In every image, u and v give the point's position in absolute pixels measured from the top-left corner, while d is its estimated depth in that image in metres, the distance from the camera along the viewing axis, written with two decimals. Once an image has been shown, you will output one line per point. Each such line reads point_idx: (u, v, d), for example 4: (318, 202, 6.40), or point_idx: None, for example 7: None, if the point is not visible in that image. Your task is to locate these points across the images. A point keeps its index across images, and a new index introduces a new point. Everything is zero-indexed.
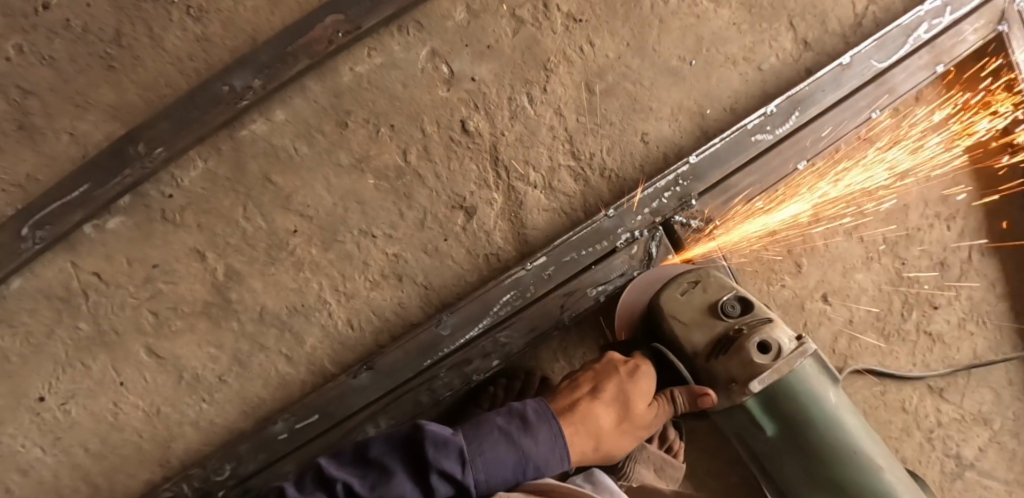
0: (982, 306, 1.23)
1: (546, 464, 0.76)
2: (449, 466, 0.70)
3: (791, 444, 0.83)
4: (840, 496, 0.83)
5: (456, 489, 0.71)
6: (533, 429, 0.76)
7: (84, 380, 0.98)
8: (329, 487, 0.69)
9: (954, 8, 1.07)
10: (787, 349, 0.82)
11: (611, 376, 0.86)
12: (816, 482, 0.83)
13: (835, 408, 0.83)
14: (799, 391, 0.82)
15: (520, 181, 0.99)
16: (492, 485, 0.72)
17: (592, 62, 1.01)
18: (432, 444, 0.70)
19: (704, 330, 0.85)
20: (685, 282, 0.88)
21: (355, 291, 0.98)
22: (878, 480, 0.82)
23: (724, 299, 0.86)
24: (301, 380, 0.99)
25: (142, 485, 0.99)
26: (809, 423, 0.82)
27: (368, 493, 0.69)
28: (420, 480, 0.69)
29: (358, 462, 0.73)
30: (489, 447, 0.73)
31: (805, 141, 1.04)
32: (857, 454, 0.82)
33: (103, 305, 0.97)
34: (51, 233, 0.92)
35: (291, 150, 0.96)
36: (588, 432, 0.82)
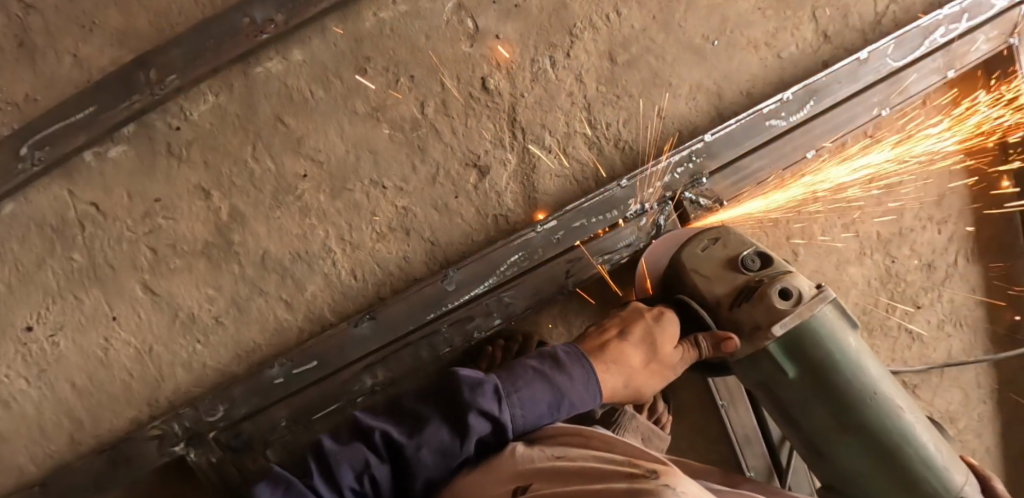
0: (962, 310, 1.28)
1: (580, 401, 0.77)
2: (486, 407, 0.71)
3: (818, 391, 0.80)
4: (869, 443, 0.81)
5: (494, 427, 0.72)
6: (565, 368, 0.77)
7: (74, 313, 0.95)
8: (368, 437, 0.71)
9: (972, 15, 1.09)
10: (807, 294, 0.81)
11: (638, 320, 0.86)
12: (844, 430, 0.81)
13: (856, 353, 0.82)
14: (822, 335, 0.80)
15: (535, 144, 0.99)
16: (531, 421, 0.74)
17: (616, 32, 1.00)
18: (466, 388, 0.71)
19: (724, 283, 0.85)
20: (703, 239, 0.89)
21: (361, 242, 0.97)
22: (903, 423, 0.81)
23: (743, 253, 0.86)
24: (299, 328, 0.98)
25: (128, 424, 0.98)
26: (833, 367, 0.80)
27: (408, 439, 0.70)
28: (457, 422, 0.71)
29: (394, 412, 0.75)
30: (524, 386, 0.74)
31: (815, 131, 1.06)
32: (882, 398, 0.81)
33: (99, 238, 0.94)
34: (50, 155, 0.88)
35: (306, 92, 0.93)
36: (618, 371, 0.83)
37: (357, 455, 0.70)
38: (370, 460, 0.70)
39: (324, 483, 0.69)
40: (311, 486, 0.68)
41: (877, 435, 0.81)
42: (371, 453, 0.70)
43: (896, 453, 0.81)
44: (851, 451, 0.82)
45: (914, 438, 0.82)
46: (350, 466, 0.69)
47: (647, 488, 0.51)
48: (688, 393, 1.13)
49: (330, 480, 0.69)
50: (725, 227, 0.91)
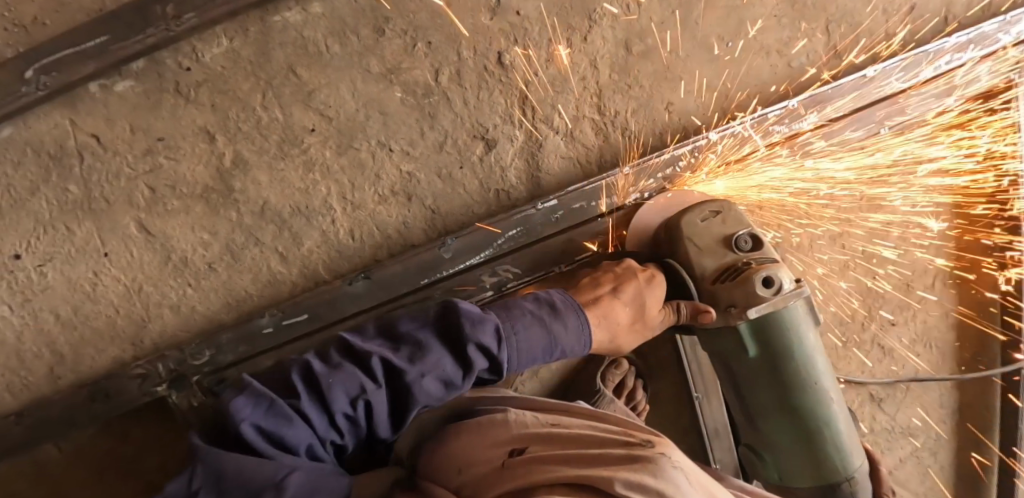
0: (934, 332, 1.34)
1: (570, 348, 0.81)
2: (485, 341, 0.74)
3: (768, 371, 0.86)
4: (796, 425, 0.88)
5: (490, 364, 0.76)
6: (562, 315, 0.81)
7: (65, 244, 0.94)
8: (363, 362, 0.71)
9: (977, 46, 1.13)
10: (785, 288, 0.84)
11: (631, 278, 0.88)
12: (780, 409, 0.88)
13: (812, 347, 0.87)
14: (787, 326, 0.85)
15: (543, 124, 1.00)
16: (522, 361, 0.78)
17: (634, 22, 1.00)
18: (468, 322, 0.74)
19: (714, 259, 0.88)
20: (705, 210, 0.91)
21: (362, 203, 0.98)
22: (830, 415, 0.89)
23: (740, 233, 0.89)
24: (292, 281, 0.99)
25: (111, 360, 0.99)
26: (789, 356, 0.85)
27: (409, 366, 0.71)
28: (458, 354, 0.74)
29: (388, 335, 0.75)
30: (523, 329, 0.77)
31: (816, 141, 1.09)
32: (821, 390, 0.88)
33: (96, 171, 0.93)
34: (57, 81, 0.86)
35: (322, 46, 0.93)
36: (604, 327, 0.86)
37: (352, 381, 0.69)
38: (368, 387, 0.70)
39: (315, 406, 0.68)
40: (300, 411, 0.67)
41: (807, 418, 0.88)
42: (368, 379, 0.70)
43: (817, 437, 0.89)
44: (777, 425, 0.90)
45: (835, 428, 0.90)
46: (343, 391, 0.69)
47: (646, 456, 0.60)
48: (665, 382, 1.16)
49: (320, 403, 0.69)
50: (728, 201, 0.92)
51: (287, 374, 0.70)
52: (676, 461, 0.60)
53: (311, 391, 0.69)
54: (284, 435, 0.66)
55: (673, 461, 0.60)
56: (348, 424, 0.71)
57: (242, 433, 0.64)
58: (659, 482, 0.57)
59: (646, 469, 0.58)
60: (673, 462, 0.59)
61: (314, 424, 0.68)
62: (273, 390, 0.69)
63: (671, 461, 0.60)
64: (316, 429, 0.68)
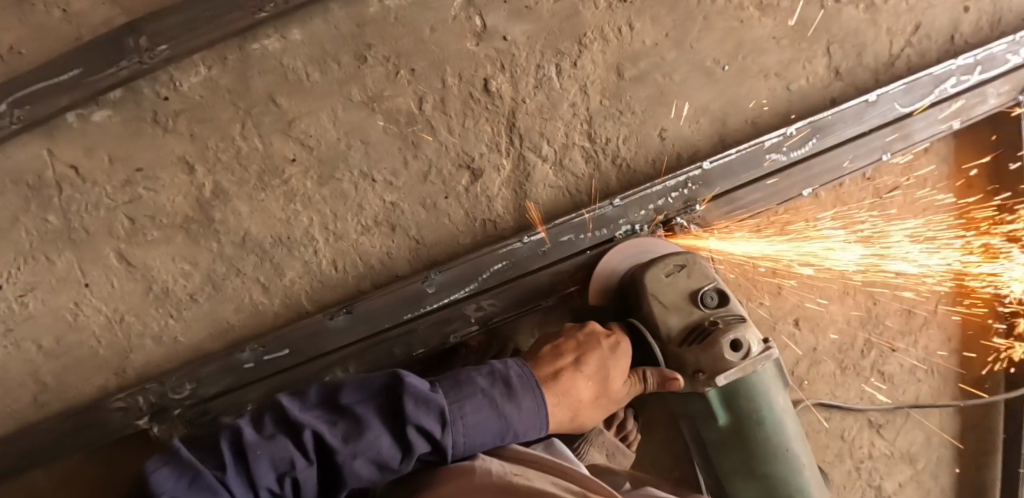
0: (936, 357, 1.31)
1: (523, 429, 0.78)
2: (427, 425, 0.72)
3: (737, 437, 0.88)
4: (767, 492, 0.90)
5: (433, 448, 0.73)
6: (516, 396, 0.77)
7: (46, 274, 0.93)
8: (297, 436, 0.70)
9: (985, 67, 1.08)
10: (755, 351, 0.86)
11: (593, 347, 0.86)
12: (751, 475, 0.89)
13: (780, 412, 0.89)
14: (757, 392, 0.87)
15: (531, 152, 0.97)
16: (470, 448, 0.74)
17: (627, 45, 0.97)
18: (411, 400, 0.72)
19: (680, 316, 0.88)
20: (671, 264, 0.89)
21: (345, 233, 0.95)
22: (801, 479, 0.90)
23: (703, 290, 0.88)
24: (274, 312, 0.97)
25: (93, 391, 0.98)
26: (757, 422, 0.87)
27: (342, 446, 0.69)
28: (397, 436, 0.71)
29: (329, 407, 0.74)
30: (471, 411, 0.74)
31: (814, 169, 1.04)
32: (790, 454, 0.89)
33: (75, 202, 0.91)
34: (31, 115, 0.84)
35: (302, 74, 0.90)
36: (567, 403, 0.83)
37: (281, 455, 0.68)
38: (297, 464, 0.69)
39: (240, 479, 0.68)
40: (225, 484, 0.66)
41: (778, 485, 0.89)
42: (298, 456, 0.69)
43: None
44: (749, 492, 0.91)
45: (807, 495, 0.91)
46: (270, 466, 0.68)
47: None
48: (657, 411, 1.13)
49: (247, 476, 0.68)
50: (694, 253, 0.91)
51: (216, 443, 0.70)
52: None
53: (239, 462, 0.69)
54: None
55: None
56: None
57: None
58: None
59: None
60: None
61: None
62: (200, 458, 0.69)
63: None
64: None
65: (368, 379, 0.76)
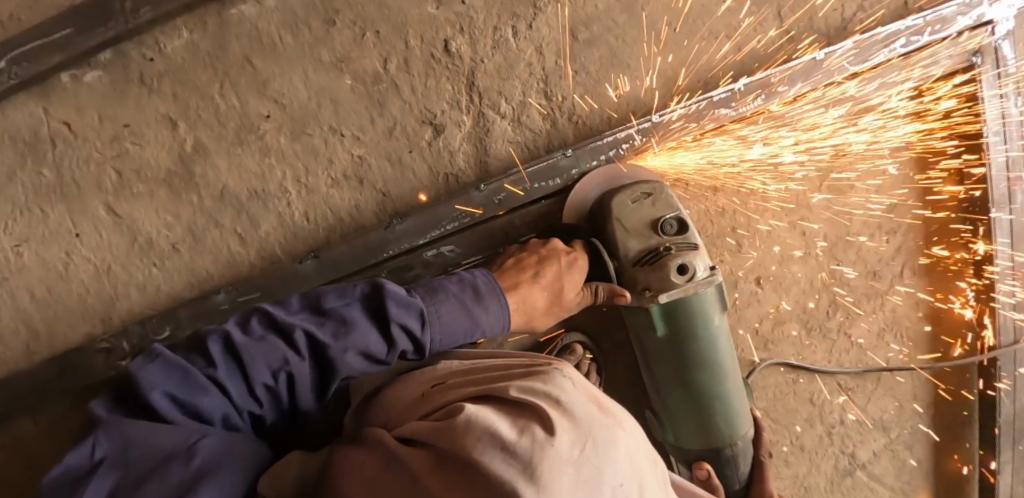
0: (903, 322, 1.34)
1: (491, 329, 0.85)
2: (409, 324, 0.78)
3: (673, 349, 0.93)
4: (692, 399, 0.96)
5: (414, 346, 0.80)
6: (484, 299, 0.84)
7: (40, 226, 1.01)
8: (287, 336, 0.73)
9: (934, 29, 1.12)
10: (699, 276, 0.90)
11: (553, 261, 0.92)
12: (681, 383, 0.95)
13: (717, 331, 0.93)
14: (696, 310, 0.91)
15: (490, 110, 1.02)
16: (447, 343, 0.82)
17: (579, 10, 1.03)
18: (392, 302, 0.77)
19: (639, 240, 0.92)
20: (637, 192, 0.93)
21: (316, 187, 1.02)
22: (726, 392, 0.96)
23: (664, 217, 0.92)
24: (250, 262, 1.03)
25: (81, 337, 1.04)
26: (693, 337, 0.91)
27: (333, 342, 0.74)
28: (383, 334, 0.77)
29: (314, 309, 0.77)
30: (446, 312, 0.81)
31: (763, 124, 1.10)
32: (720, 369, 0.95)
33: (68, 157, 0.99)
34: (27, 71, 0.91)
35: (275, 38, 0.98)
36: (522, 309, 0.91)
37: (274, 353, 0.72)
38: (290, 359, 0.73)
39: (233, 377, 0.71)
40: (216, 381, 0.70)
41: (703, 393, 0.95)
42: (291, 352, 0.73)
43: (711, 410, 0.96)
44: (676, 397, 0.97)
45: (729, 405, 0.97)
46: (265, 363, 0.72)
47: (543, 371, 0.66)
48: (623, 368, 1.16)
49: (241, 374, 0.72)
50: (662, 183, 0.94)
51: (204, 345, 0.72)
52: (567, 373, 0.66)
53: (230, 361, 0.72)
54: (198, 405, 0.69)
55: (565, 372, 0.66)
56: (267, 393, 0.75)
57: (153, 402, 0.66)
58: (549, 386, 0.63)
59: (538, 377, 0.64)
60: (566, 374, 0.66)
61: (232, 392, 0.71)
62: (187, 359, 0.71)
63: (565, 373, 0.66)
64: (232, 399, 0.72)
65: (348, 285, 0.80)
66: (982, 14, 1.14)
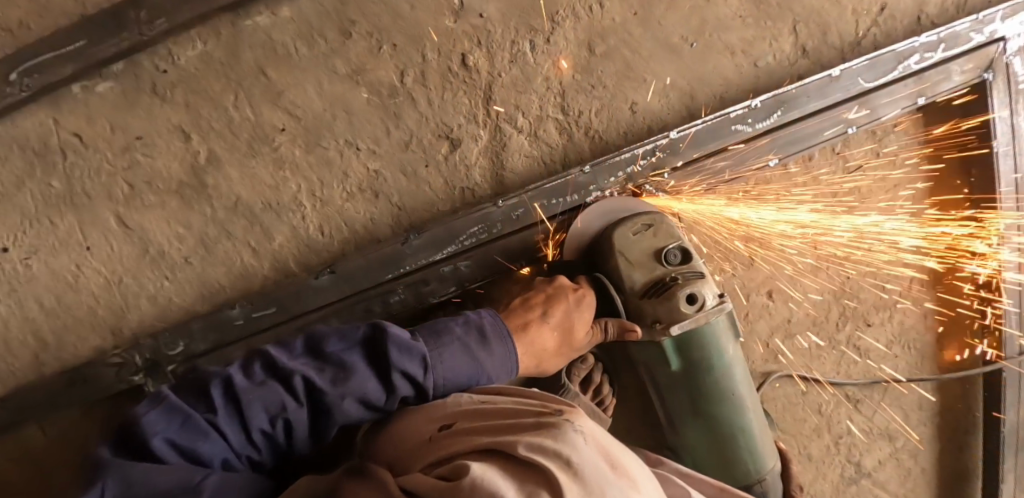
0: (910, 333, 1.35)
1: (496, 373, 0.84)
2: (409, 370, 0.77)
3: (688, 380, 0.95)
4: (711, 432, 0.97)
5: (415, 391, 0.79)
6: (488, 344, 0.83)
7: (49, 237, 0.99)
8: (286, 381, 0.73)
9: (948, 46, 1.13)
10: (708, 304, 0.92)
11: (560, 300, 0.92)
12: (699, 415, 0.96)
13: (729, 360, 0.96)
14: (708, 339, 0.93)
15: (507, 124, 1.02)
16: (449, 388, 0.81)
17: (597, 23, 1.02)
18: (394, 348, 0.76)
19: (643, 272, 0.93)
20: (639, 223, 0.94)
21: (330, 199, 1.01)
22: (744, 421, 0.98)
23: (668, 247, 0.93)
24: (264, 275, 1.03)
25: (91, 350, 1.03)
26: (708, 367, 0.94)
27: (331, 388, 0.73)
28: (382, 379, 0.76)
29: (314, 354, 0.77)
30: (449, 356, 0.80)
31: (779, 140, 1.09)
32: (736, 398, 0.96)
33: (79, 167, 0.97)
34: (38, 82, 0.91)
35: (290, 48, 0.96)
36: (530, 350, 0.90)
37: (273, 399, 0.72)
38: (288, 405, 0.72)
39: (231, 422, 0.71)
40: (216, 426, 0.69)
41: (722, 424, 0.96)
42: (289, 398, 0.72)
43: (732, 442, 0.98)
44: (697, 431, 0.98)
45: (748, 434, 0.98)
46: (262, 409, 0.71)
47: (552, 423, 0.65)
48: (632, 381, 1.18)
49: (240, 419, 0.71)
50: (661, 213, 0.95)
51: (206, 390, 0.71)
52: (578, 427, 0.65)
53: (231, 405, 0.71)
54: (196, 450, 0.68)
55: (575, 426, 0.65)
56: (266, 439, 0.73)
57: (153, 449, 0.65)
58: (558, 444, 0.61)
59: (547, 433, 0.63)
60: (575, 427, 0.65)
61: (230, 439, 0.70)
62: (189, 403, 0.71)
63: (575, 426, 0.65)
64: (232, 444, 0.70)
65: (351, 328, 0.80)
66: (994, 31, 1.14)
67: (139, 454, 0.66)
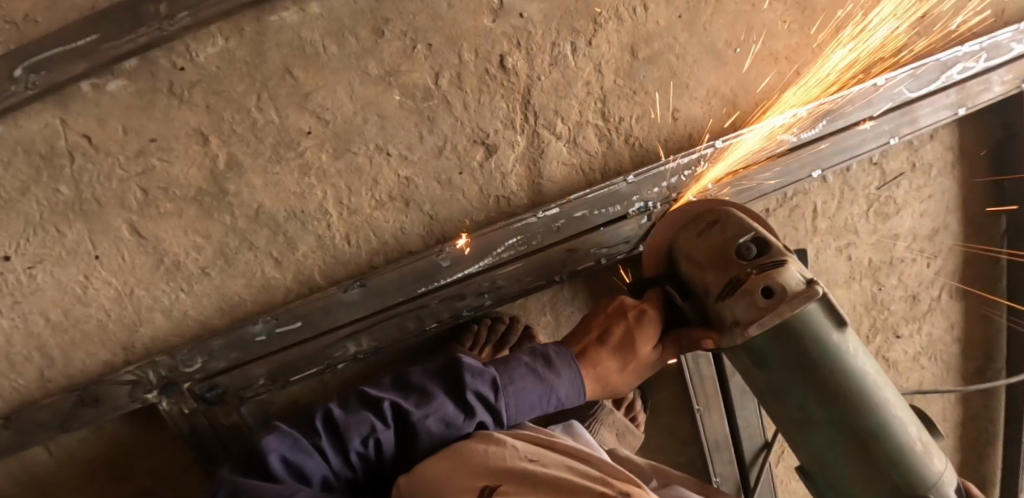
0: (937, 345, 1.34)
1: (570, 395, 0.84)
2: (482, 392, 0.77)
3: (791, 380, 0.80)
4: (841, 442, 0.81)
5: (491, 413, 0.79)
6: (556, 367, 0.83)
7: (55, 246, 0.90)
8: (376, 407, 0.76)
9: (990, 55, 1.10)
10: (793, 290, 0.77)
11: (620, 321, 0.89)
12: (817, 421, 0.81)
13: (837, 350, 0.79)
14: (802, 329, 0.78)
15: (546, 130, 0.99)
16: (520, 412, 0.80)
17: (641, 26, 0.97)
18: (468, 374, 0.77)
19: (716, 272, 0.83)
20: (703, 224, 0.89)
21: (359, 208, 0.96)
22: (879, 422, 0.80)
23: (741, 241, 0.83)
24: (286, 287, 0.98)
25: (101, 365, 0.97)
26: (810, 363, 0.79)
27: (416, 409, 0.75)
28: (460, 402, 0.76)
29: (399, 384, 0.79)
30: (517, 379, 0.80)
31: (824, 151, 1.05)
32: (857, 398, 0.79)
33: (87, 172, 0.88)
34: (46, 81, 0.81)
35: (319, 47, 0.89)
36: (595, 376, 0.86)
37: (364, 422, 0.74)
38: (377, 426, 0.74)
39: (332, 445, 0.74)
40: (319, 447, 0.73)
41: (851, 430, 0.80)
42: (378, 420, 0.75)
43: (871, 451, 0.80)
44: (823, 441, 0.82)
45: (891, 438, 0.80)
46: (356, 432, 0.74)
47: None
48: (665, 393, 1.17)
49: (338, 443, 0.74)
50: (728, 209, 0.88)
51: (308, 418, 0.75)
52: None
53: (331, 433, 0.75)
54: (303, 466, 0.71)
55: None
56: (361, 460, 0.76)
57: (269, 464, 0.70)
58: None
59: None
60: None
61: (331, 460, 0.73)
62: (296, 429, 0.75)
63: None
64: (331, 463, 0.73)
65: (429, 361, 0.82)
66: None
67: (251, 469, 0.71)
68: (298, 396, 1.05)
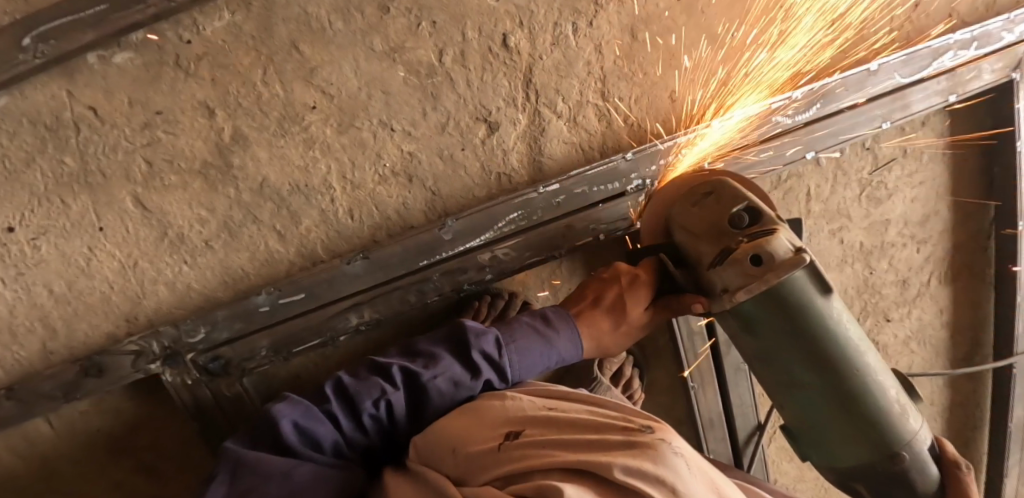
0: (927, 328, 1.37)
1: (567, 353, 0.90)
2: (488, 350, 0.83)
3: (780, 346, 0.83)
4: (825, 399, 0.86)
5: (496, 370, 0.84)
6: (555, 324, 0.89)
7: (60, 218, 0.88)
8: (384, 372, 0.80)
9: (981, 43, 1.12)
10: (781, 260, 0.78)
11: (613, 285, 0.94)
12: (803, 382, 0.85)
13: (826, 318, 0.81)
14: (793, 299, 0.79)
15: (547, 108, 1.01)
16: (524, 369, 0.86)
17: (640, 8, 0.99)
18: (472, 335, 0.82)
19: (708, 241, 0.85)
20: (699, 193, 0.88)
21: (362, 183, 0.97)
22: (861, 383, 0.84)
23: (734, 211, 0.84)
24: (289, 260, 0.99)
25: (104, 337, 0.96)
26: (800, 331, 0.81)
27: (424, 370, 0.80)
28: (466, 362, 0.82)
29: (404, 353, 0.84)
30: (520, 337, 0.85)
31: (818, 133, 1.08)
32: (841, 363, 0.83)
33: (93, 143, 0.86)
34: (55, 50, 0.78)
35: (325, 22, 0.88)
36: (590, 334, 0.92)
37: (375, 386, 0.78)
38: (387, 389, 0.78)
39: (343, 410, 0.77)
40: (330, 413, 0.76)
41: (834, 390, 0.85)
42: (388, 383, 0.79)
43: (851, 408, 0.86)
44: (806, 399, 0.87)
45: (870, 396, 0.85)
46: (366, 396, 0.77)
47: (646, 442, 0.58)
48: (660, 372, 1.19)
49: (349, 407, 0.78)
50: (723, 178, 0.88)
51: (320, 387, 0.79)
52: (677, 448, 0.58)
53: (342, 399, 0.78)
54: (314, 433, 0.74)
55: (673, 447, 0.58)
56: (372, 424, 0.79)
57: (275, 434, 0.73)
58: (659, 468, 0.55)
59: (644, 454, 0.56)
60: (673, 449, 0.58)
61: (343, 424, 0.77)
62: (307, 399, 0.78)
63: (673, 447, 0.58)
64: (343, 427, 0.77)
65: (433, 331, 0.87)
66: None
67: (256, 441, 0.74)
68: (302, 367, 1.06)
